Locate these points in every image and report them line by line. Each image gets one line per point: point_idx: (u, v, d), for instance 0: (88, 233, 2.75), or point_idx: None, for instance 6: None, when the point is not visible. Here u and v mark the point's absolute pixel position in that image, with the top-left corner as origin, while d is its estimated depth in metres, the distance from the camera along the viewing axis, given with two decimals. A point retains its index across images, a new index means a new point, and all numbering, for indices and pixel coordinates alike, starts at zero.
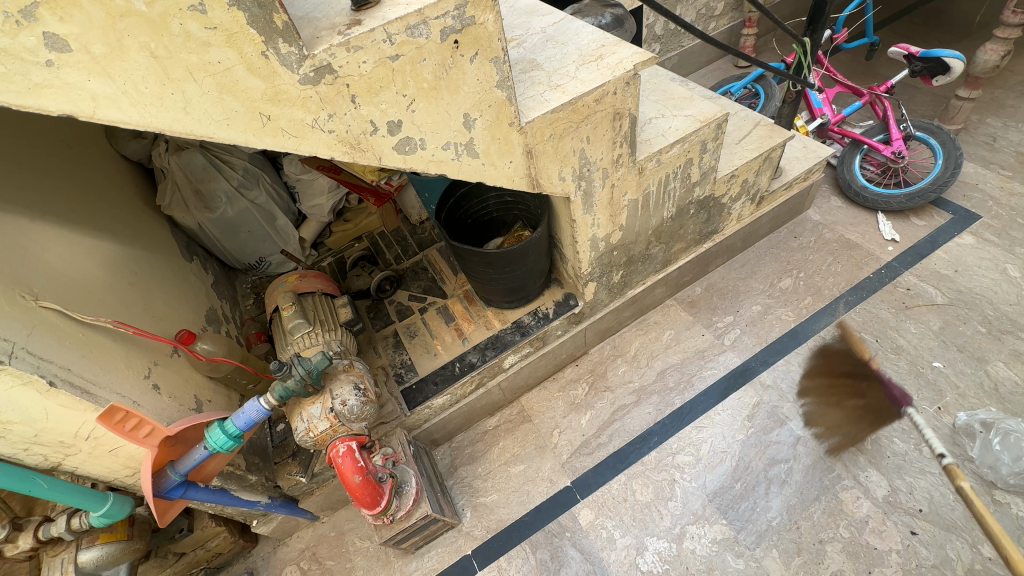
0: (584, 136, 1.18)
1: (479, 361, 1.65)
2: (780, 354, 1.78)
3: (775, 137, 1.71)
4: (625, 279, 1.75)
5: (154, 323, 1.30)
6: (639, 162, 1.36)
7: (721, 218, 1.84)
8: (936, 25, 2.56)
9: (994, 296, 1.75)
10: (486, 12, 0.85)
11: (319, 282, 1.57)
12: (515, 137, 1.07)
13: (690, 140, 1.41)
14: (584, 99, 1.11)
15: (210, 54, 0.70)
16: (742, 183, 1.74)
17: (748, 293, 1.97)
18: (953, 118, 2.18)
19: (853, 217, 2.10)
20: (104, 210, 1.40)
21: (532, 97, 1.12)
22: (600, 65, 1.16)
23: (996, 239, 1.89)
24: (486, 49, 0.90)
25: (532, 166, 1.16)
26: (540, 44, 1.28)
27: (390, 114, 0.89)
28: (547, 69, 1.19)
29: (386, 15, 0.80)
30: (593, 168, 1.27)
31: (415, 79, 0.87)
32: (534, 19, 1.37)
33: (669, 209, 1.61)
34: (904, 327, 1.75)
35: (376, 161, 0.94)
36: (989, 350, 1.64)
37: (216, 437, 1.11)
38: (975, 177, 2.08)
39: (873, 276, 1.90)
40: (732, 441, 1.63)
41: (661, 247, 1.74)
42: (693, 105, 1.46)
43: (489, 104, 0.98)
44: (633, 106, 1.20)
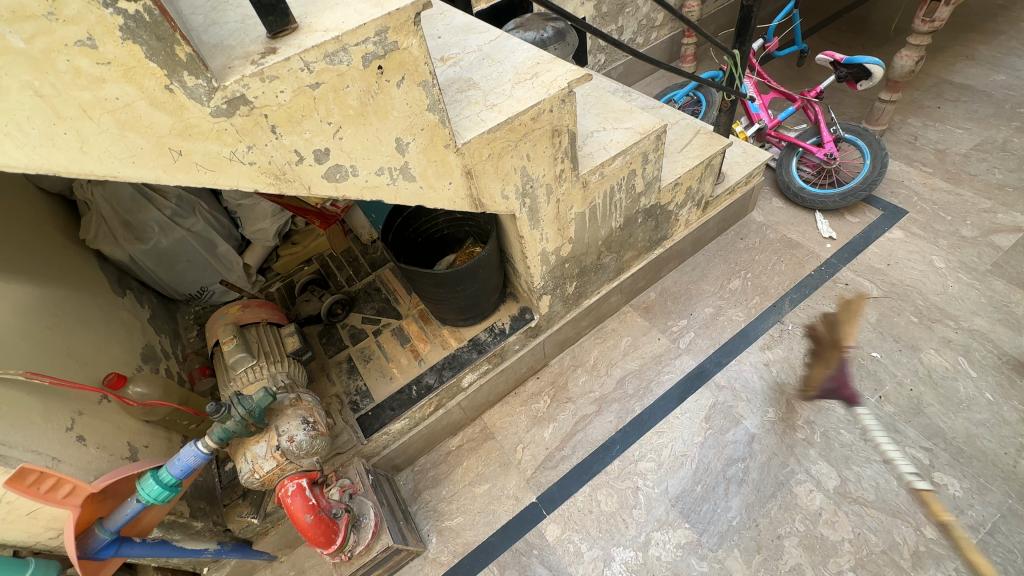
0: (525, 153, 1.18)
1: (436, 383, 1.61)
2: (732, 354, 1.84)
3: (714, 144, 1.76)
4: (578, 290, 1.77)
5: (76, 369, 1.21)
6: (583, 176, 1.37)
7: (669, 224, 1.88)
8: (858, 31, 2.72)
9: (924, 286, 1.86)
10: (410, 37, 0.84)
11: (263, 311, 1.51)
12: (453, 158, 1.05)
13: (632, 152, 1.44)
14: (522, 116, 1.11)
15: (105, 91, 0.65)
16: (687, 189, 1.79)
17: (701, 295, 2.02)
18: (878, 119, 2.31)
19: (794, 217, 2.19)
20: (18, 250, 1.30)
21: (468, 117, 1.11)
22: (535, 84, 1.16)
23: (922, 233, 2.01)
24: (414, 74, 0.88)
25: (473, 186, 1.15)
26: (476, 62, 1.28)
27: (315, 143, 0.86)
28: (484, 88, 1.19)
29: (302, 43, 0.77)
30: (536, 185, 1.28)
31: (339, 106, 0.84)
32: (471, 37, 1.37)
33: (616, 219, 1.63)
34: (845, 321, 1.83)
35: (305, 191, 0.91)
36: (922, 338, 1.74)
37: (149, 488, 1.04)
38: (901, 175, 2.22)
39: (815, 273, 1.99)
40: (692, 444, 1.65)
41: (613, 256, 1.76)
42: (632, 117, 1.50)
43: (422, 128, 0.96)
44: (570, 123, 1.21)
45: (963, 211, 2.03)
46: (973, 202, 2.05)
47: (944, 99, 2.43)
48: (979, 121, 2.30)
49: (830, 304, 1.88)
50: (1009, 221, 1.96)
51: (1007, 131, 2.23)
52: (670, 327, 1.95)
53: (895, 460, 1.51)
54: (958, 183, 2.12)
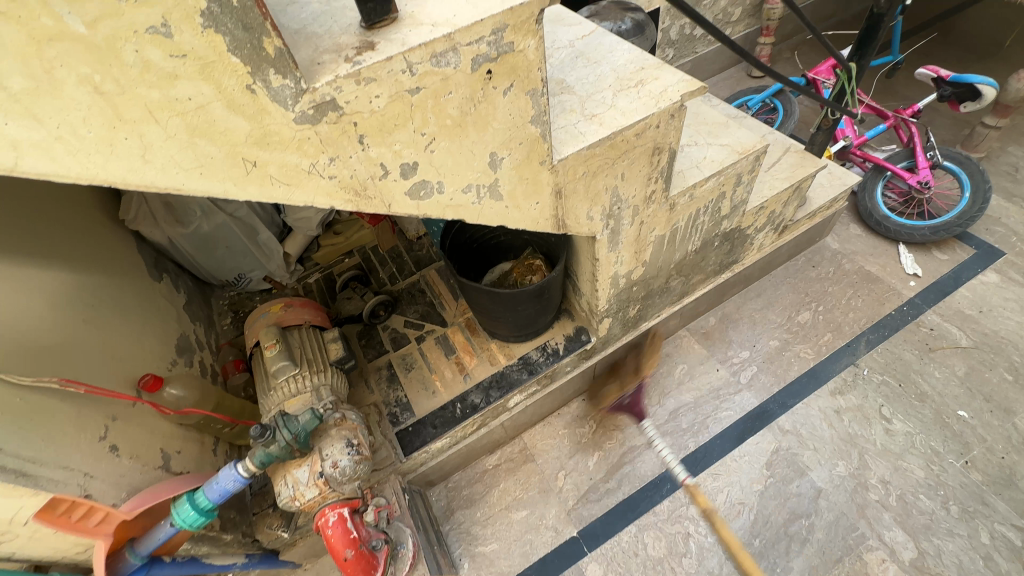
0: (619, 172, 1.04)
1: (482, 403, 1.50)
2: (799, 396, 1.69)
3: (806, 165, 1.59)
4: (639, 313, 1.63)
5: (111, 367, 1.12)
6: (673, 198, 1.23)
7: (743, 248, 1.72)
8: (955, 44, 2.48)
9: (1020, 340, 1.69)
10: (528, 38, 0.70)
11: (306, 312, 1.41)
12: (545, 176, 0.92)
13: (726, 173, 1.29)
14: (626, 132, 0.96)
15: (177, 89, 0.53)
16: (769, 213, 1.62)
17: (765, 325, 1.87)
18: (976, 146, 2.11)
19: (873, 247, 2.01)
20: (55, 232, 1.20)
21: (564, 128, 0.97)
22: (640, 93, 1.01)
23: (1021, 279, 1.82)
24: (525, 81, 0.75)
25: (560, 207, 1.01)
26: (568, 61, 1.13)
27: (404, 156, 0.73)
28: (580, 93, 1.04)
29: (406, 39, 0.64)
30: (624, 206, 1.13)
31: (437, 115, 0.71)
32: (561, 29, 1.22)
33: (694, 242, 1.48)
34: (928, 371, 1.67)
35: (384, 209, 0.78)
36: (1016, 400, 1.57)
37: (185, 513, 0.95)
38: (999, 210, 2.01)
39: (895, 313, 1.82)
40: (750, 492, 1.53)
41: (681, 279, 1.61)
42: (728, 133, 1.34)
43: (520, 142, 0.83)
44: (674, 140, 1.06)
45: None
46: None
47: None
48: None
49: (912, 351, 1.72)
50: None
51: None
52: (730, 358, 1.81)
53: (981, 537, 1.37)
54: None
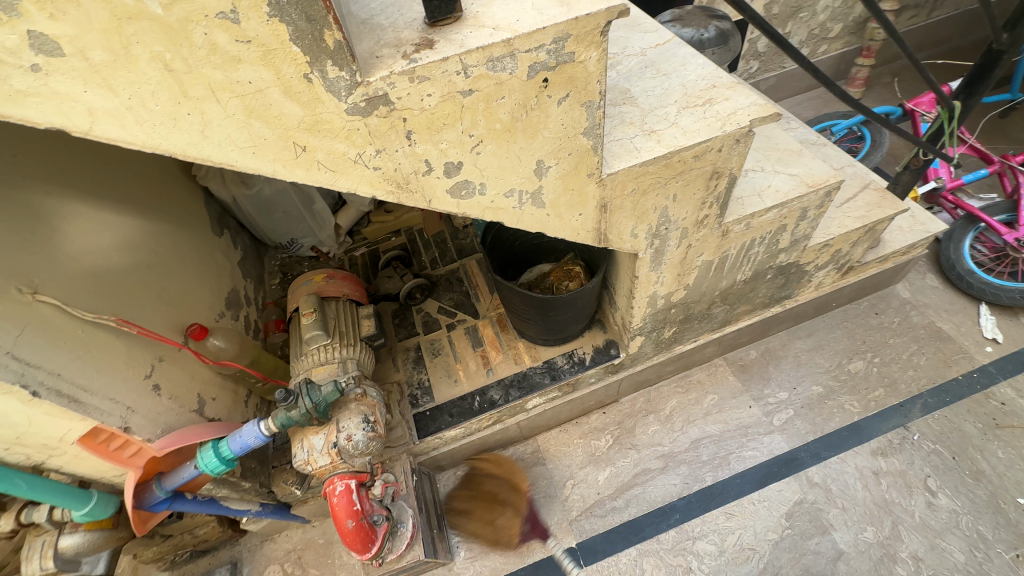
0: (672, 193, 1.00)
1: (500, 400, 1.51)
2: (835, 450, 1.58)
3: (885, 206, 1.47)
4: (674, 336, 1.57)
5: (165, 311, 1.21)
6: (726, 225, 1.17)
7: (798, 284, 1.61)
8: None
9: None
10: (590, 49, 0.68)
11: (346, 285, 1.46)
12: (592, 189, 0.90)
13: (790, 206, 1.21)
14: (684, 153, 0.92)
15: (239, 72, 0.55)
16: (833, 253, 1.51)
17: (810, 368, 1.76)
18: None
19: (949, 303, 1.83)
20: (131, 180, 1.30)
21: (620, 141, 0.94)
22: (706, 113, 0.96)
23: None
24: (580, 93, 0.72)
25: (603, 222, 0.98)
26: (636, 70, 1.09)
27: (449, 155, 0.73)
28: (643, 105, 1.00)
29: (464, 41, 0.63)
30: (672, 227, 1.09)
31: (487, 118, 0.70)
32: (635, 35, 1.18)
33: (744, 272, 1.40)
34: (990, 450, 1.51)
35: (424, 204, 0.79)
36: None
37: (208, 459, 1.03)
38: None
39: (962, 378, 1.66)
40: (763, 539, 1.46)
41: (725, 307, 1.54)
42: (800, 162, 1.25)
43: (570, 152, 0.81)
44: (736, 165, 1.00)
45: None
46: None
47: None
48: None
49: (975, 424, 1.56)
50: None
51: None
52: (765, 397, 1.72)
53: None
54: None
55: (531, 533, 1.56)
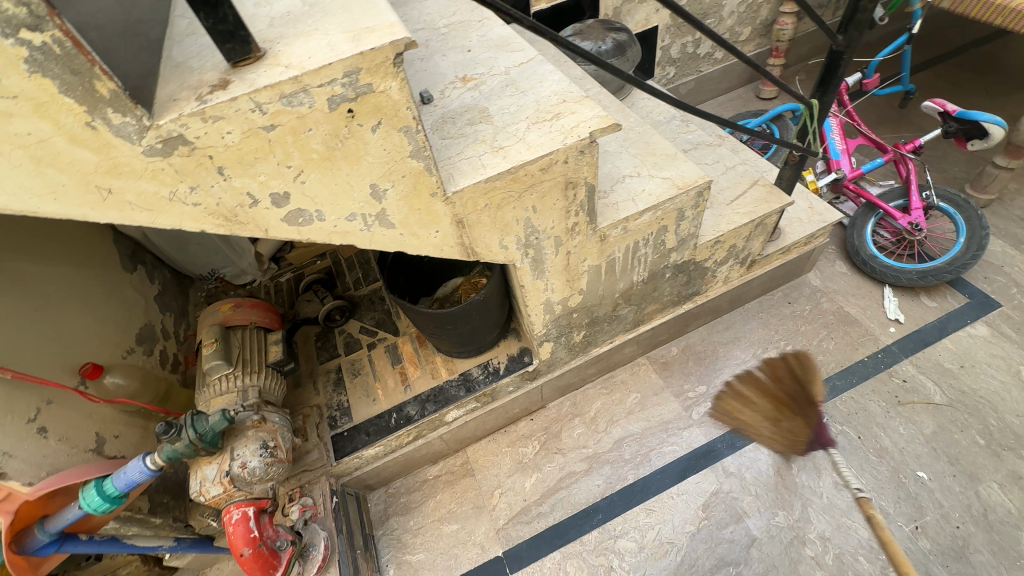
0: (529, 205, 1.04)
1: (417, 415, 1.53)
2: (749, 438, 1.63)
3: (771, 202, 1.54)
4: (586, 340, 1.61)
5: (57, 352, 1.21)
6: (601, 230, 1.22)
7: (703, 280, 1.67)
8: (984, 72, 2.40)
9: (1001, 403, 1.57)
10: (388, 79, 0.72)
11: (254, 313, 1.48)
12: (440, 208, 0.94)
13: (664, 208, 1.26)
14: (528, 166, 0.96)
15: (15, 125, 0.58)
16: (729, 248, 1.57)
17: (728, 360, 1.81)
18: (985, 187, 1.97)
19: (857, 288, 1.91)
20: (25, 225, 1.31)
21: (469, 159, 0.98)
22: (552, 127, 1.01)
23: (1013, 334, 1.70)
24: (392, 122, 0.76)
25: (465, 236, 1.02)
26: (498, 89, 1.14)
27: (271, 187, 0.76)
28: (497, 123, 1.05)
29: (255, 80, 0.67)
30: (542, 237, 1.14)
31: (300, 150, 0.74)
32: (502, 56, 1.24)
33: (639, 273, 1.45)
34: (893, 426, 1.58)
35: (261, 233, 0.82)
36: (984, 467, 1.46)
37: (91, 498, 1.02)
38: (1001, 258, 1.89)
39: (867, 359, 1.73)
40: (681, 532, 1.49)
41: (631, 308, 1.58)
42: (674, 166, 1.31)
43: (403, 175, 0.85)
44: (590, 175, 1.05)
45: None
46: None
47: None
48: None
49: (880, 403, 1.63)
50: None
51: None
52: (685, 392, 1.77)
53: None
54: None
55: (459, 545, 1.57)
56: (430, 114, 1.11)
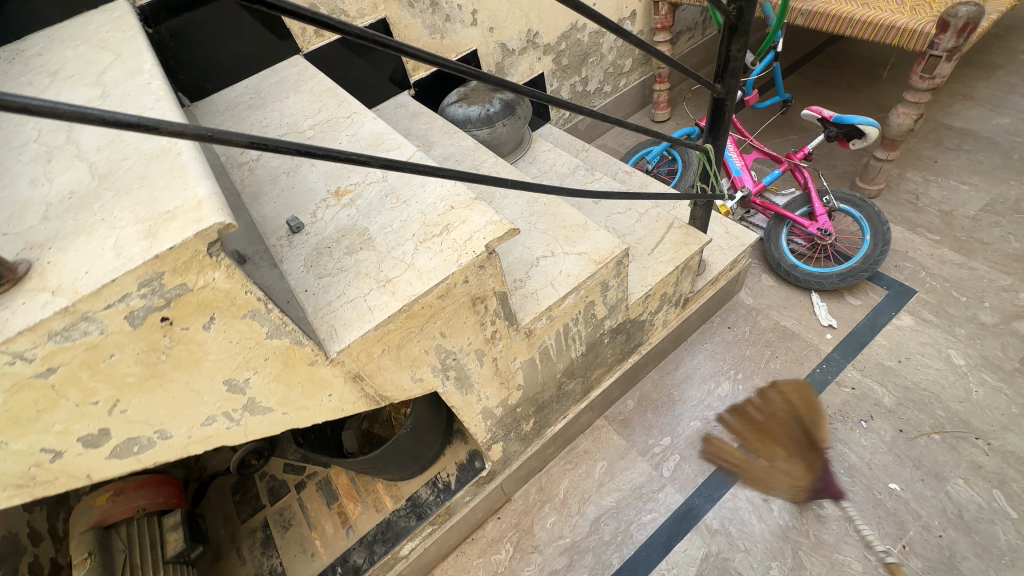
0: (436, 332, 0.90)
1: (365, 564, 1.31)
2: (724, 486, 1.55)
3: (690, 243, 1.50)
4: (538, 424, 1.48)
5: None
6: (524, 327, 1.10)
7: (643, 331, 1.60)
8: (843, 69, 2.60)
9: (943, 392, 1.60)
10: (209, 271, 0.56)
11: (141, 496, 1.22)
12: (327, 372, 0.78)
13: (586, 286, 1.17)
14: (423, 299, 0.83)
15: None
16: (660, 297, 1.51)
17: (686, 403, 1.74)
18: (874, 179, 2.08)
19: (787, 299, 1.93)
20: None
21: (353, 301, 0.83)
22: (443, 245, 0.88)
23: (935, 318, 1.76)
24: (229, 313, 0.60)
25: (367, 387, 0.86)
26: (377, 201, 1.01)
27: (77, 429, 0.58)
28: (380, 248, 0.91)
29: (7, 322, 0.49)
30: (461, 356, 1.00)
31: (106, 381, 0.56)
32: (378, 158, 1.11)
33: (577, 349, 1.35)
34: (854, 439, 1.56)
35: (82, 478, 0.62)
36: (947, 464, 1.47)
37: None
38: (905, 244, 1.99)
39: (815, 372, 1.73)
40: None
41: (577, 381, 1.48)
42: (586, 238, 1.23)
43: (265, 358, 0.68)
44: (498, 285, 0.93)
45: (979, 290, 1.79)
46: (989, 278, 1.81)
47: (943, 148, 2.26)
48: (984, 176, 2.11)
49: (837, 417, 1.62)
50: None
51: (1018, 187, 2.04)
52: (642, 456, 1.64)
53: None
54: (970, 254, 1.89)
55: None
56: (302, 246, 0.95)
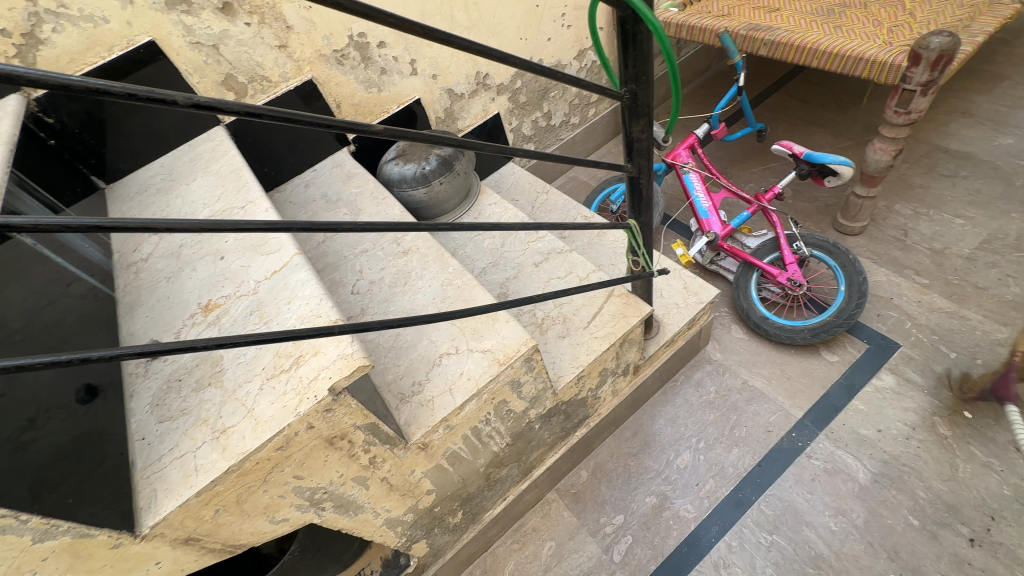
0: (288, 477, 0.82)
1: None
2: None
3: (629, 314, 1.39)
4: (469, 513, 1.38)
5: None
6: (416, 443, 0.99)
7: (587, 406, 1.49)
8: (828, 88, 2.42)
9: (925, 468, 1.43)
10: None
11: None
12: (143, 548, 0.71)
13: (489, 389, 1.07)
14: (257, 454, 0.75)
15: None
16: (600, 373, 1.40)
17: (643, 476, 1.62)
18: (855, 216, 1.91)
19: (758, 354, 1.79)
20: None
21: (181, 458, 0.76)
22: (288, 384, 0.80)
23: (920, 378, 1.59)
24: None
25: (209, 544, 0.79)
26: (240, 320, 0.93)
27: None
28: (226, 385, 0.84)
29: None
30: (334, 488, 0.92)
31: None
32: (255, 262, 1.03)
33: (500, 442, 1.25)
34: (822, 523, 1.42)
35: None
36: (926, 557, 1.31)
37: None
38: (889, 289, 1.81)
39: (783, 441, 1.58)
40: None
41: (511, 466, 1.38)
42: (494, 331, 1.13)
43: (42, 558, 0.62)
44: (360, 419, 0.84)
45: (971, 344, 1.61)
46: (983, 330, 1.63)
47: (937, 174, 2.06)
48: (982, 207, 1.91)
49: (805, 495, 1.47)
50: None
51: (1020, 220, 1.83)
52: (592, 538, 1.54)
53: None
54: (963, 301, 1.70)
55: None
56: (156, 377, 0.89)
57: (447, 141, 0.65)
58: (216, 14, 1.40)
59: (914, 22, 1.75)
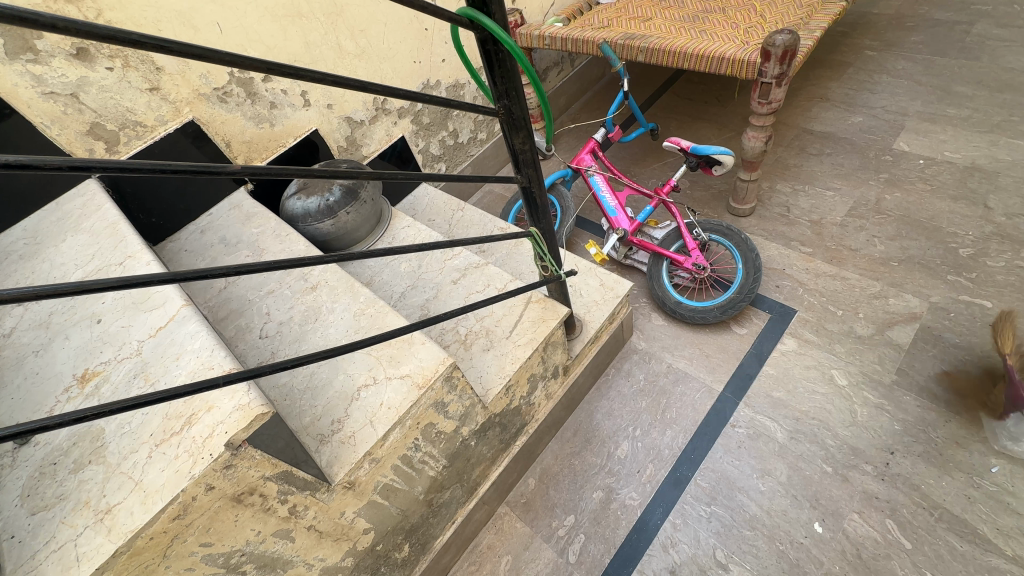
0: (194, 546, 0.76)
1: None
2: (631, 563, 1.46)
3: (548, 318, 1.43)
4: (417, 545, 1.35)
5: None
6: (340, 483, 0.95)
7: (522, 414, 1.51)
8: (707, 86, 2.64)
9: (831, 418, 1.58)
10: None
11: None
12: None
13: (411, 415, 1.05)
14: (149, 529, 0.69)
15: None
16: (529, 380, 1.43)
17: (588, 473, 1.65)
18: (744, 199, 2.09)
19: (677, 338, 1.89)
20: None
21: (60, 551, 0.68)
22: (179, 447, 0.74)
23: (816, 337, 1.76)
24: None
25: None
26: (122, 386, 0.86)
27: None
28: (110, 460, 0.77)
29: None
30: (253, 547, 0.86)
31: None
32: (138, 321, 0.96)
33: (436, 465, 1.23)
34: (752, 486, 1.51)
35: None
36: (841, 500, 1.43)
37: None
38: (781, 261, 1.99)
39: (709, 416, 1.68)
40: None
41: (453, 488, 1.36)
42: (411, 355, 1.12)
43: None
44: (270, 470, 0.80)
45: (853, 301, 1.80)
46: (861, 287, 1.83)
47: (807, 154, 2.30)
48: (846, 179, 2.16)
49: (734, 463, 1.56)
50: (902, 308, 1.74)
51: (877, 187, 2.09)
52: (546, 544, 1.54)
53: None
54: (841, 263, 1.91)
55: None
56: (25, 465, 0.80)
57: (319, 174, 0.63)
58: (70, 60, 1.30)
59: (765, 23, 1.96)
